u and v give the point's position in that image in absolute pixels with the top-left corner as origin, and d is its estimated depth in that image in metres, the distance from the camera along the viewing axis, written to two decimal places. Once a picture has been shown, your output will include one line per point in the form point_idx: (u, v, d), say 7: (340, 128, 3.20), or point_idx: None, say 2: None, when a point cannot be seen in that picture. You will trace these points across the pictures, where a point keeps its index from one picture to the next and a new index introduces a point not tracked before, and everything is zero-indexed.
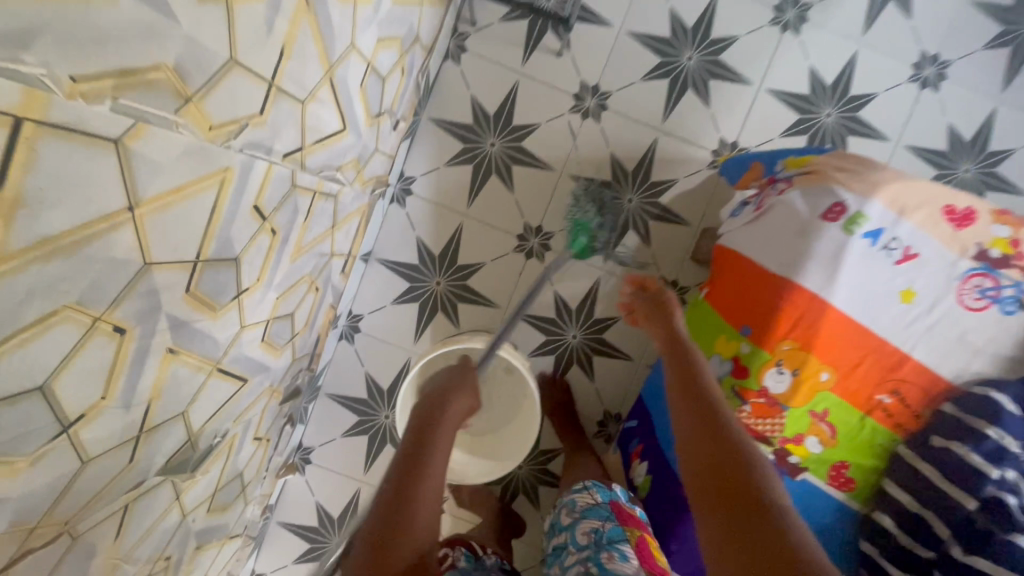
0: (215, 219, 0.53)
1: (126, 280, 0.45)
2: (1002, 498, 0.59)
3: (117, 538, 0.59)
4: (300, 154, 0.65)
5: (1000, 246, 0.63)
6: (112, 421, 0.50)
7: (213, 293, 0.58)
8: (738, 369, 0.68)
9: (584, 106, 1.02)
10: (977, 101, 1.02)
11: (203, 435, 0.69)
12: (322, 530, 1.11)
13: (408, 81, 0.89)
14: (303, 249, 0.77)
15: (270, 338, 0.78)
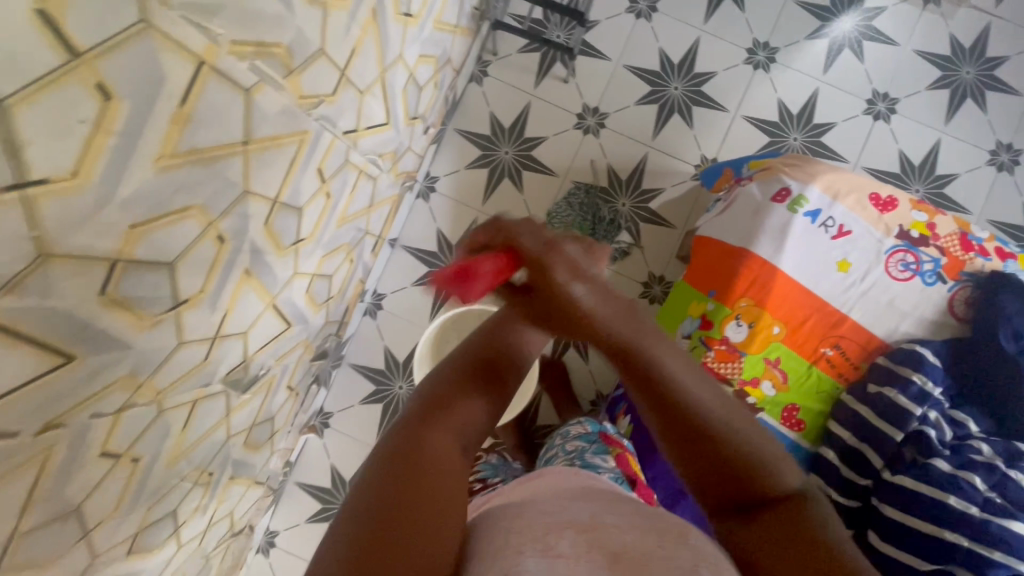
0: (292, 169, 0.69)
1: (233, 198, 0.60)
2: (924, 433, 0.87)
3: (184, 429, 0.71)
4: (355, 135, 0.82)
5: (918, 228, 0.87)
6: (203, 315, 0.63)
7: (281, 232, 0.73)
8: (705, 324, 0.84)
9: (586, 123, 1.20)
10: (924, 133, 1.18)
11: (254, 362, 0.82)
12: (333, 493, 1.20)
13: (439, 93, 1.08)
14: (346, 219, 0.92)
15: (312, 292, 0.92)
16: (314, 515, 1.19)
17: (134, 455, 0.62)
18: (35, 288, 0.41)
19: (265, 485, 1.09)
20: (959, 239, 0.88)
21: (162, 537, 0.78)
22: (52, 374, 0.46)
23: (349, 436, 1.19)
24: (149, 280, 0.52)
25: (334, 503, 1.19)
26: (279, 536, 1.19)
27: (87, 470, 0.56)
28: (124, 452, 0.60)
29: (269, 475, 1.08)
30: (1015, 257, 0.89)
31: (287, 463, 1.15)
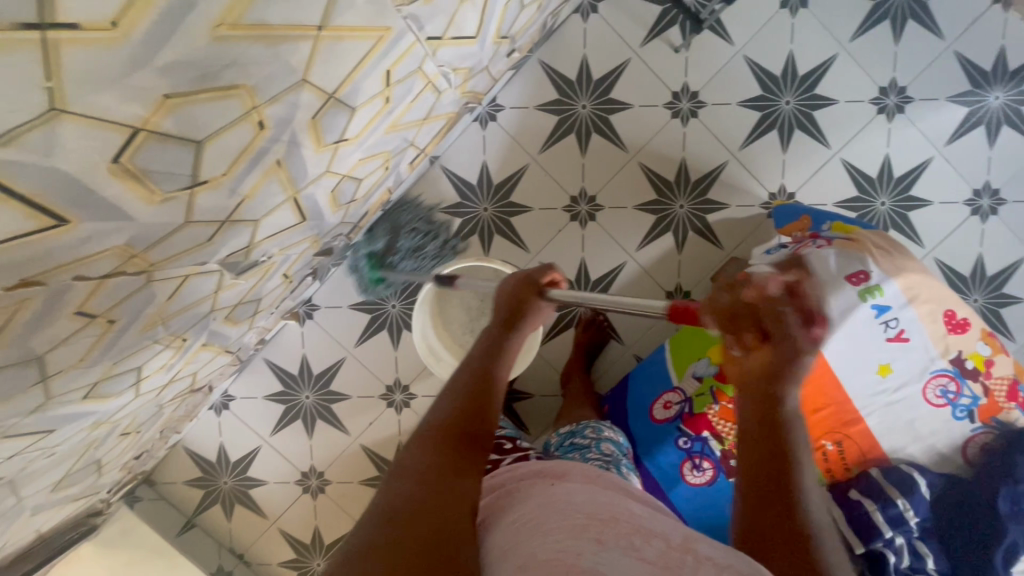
0: (360, 66, 0.60)
1: (287, 85, 0.51)
2: (884, 555, 0.73)
3: (169, 298, 0.66)
4: (437, 43, 0.71)
5: (975, 359, 0.73)
6: (218, 199, 0.57)
7: (326, 128, 0.65)
8: (722, 374, 0.76)
9: (678, 107, 1.08)
10: (1012, 246, 1.09)
11: (257, 248, 0.77)
12: (296, 381, 1.19)
13: (539, 16, 0.95)
14: (397, 127, 0.83)
15: (337, 192, 0.85)
16: (273, 395, 1.20)
17: (111, 317, 0.59)
18: (37, 145, 0.34)
19: (233, 355, 1.07)
20: (1009, 386, 0.74)
21: (122, 387, 0.76)
22: (41, 234, 0.40)
23: (330, 334, 1.17)
24: (172, 155, 0.45)
25: (296, 391, 1.19)
26: (234, 401, 1.20)
27: (59, 325, 0.52)
28: (101, 313, 0.56)
29: (240, 347, 1.07)
30: None
31: (261, 340, 1.13)
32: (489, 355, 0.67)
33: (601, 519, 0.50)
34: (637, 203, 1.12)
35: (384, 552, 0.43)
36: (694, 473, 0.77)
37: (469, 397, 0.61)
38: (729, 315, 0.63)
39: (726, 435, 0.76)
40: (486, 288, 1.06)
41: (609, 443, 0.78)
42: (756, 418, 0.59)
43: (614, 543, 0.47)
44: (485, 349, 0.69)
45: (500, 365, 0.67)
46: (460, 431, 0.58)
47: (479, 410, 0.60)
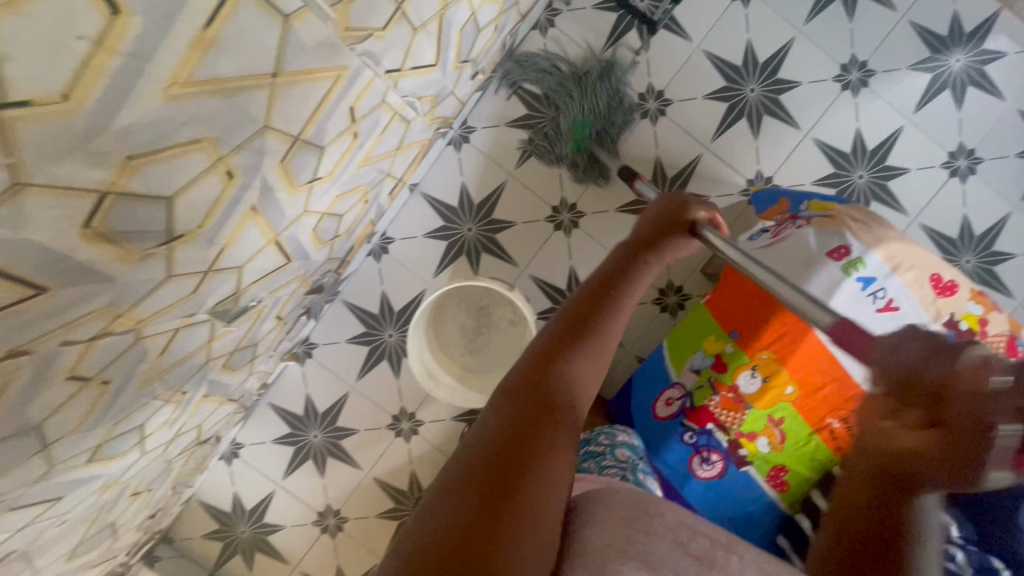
0: (322, 107, 0.62)
1: (250, 133, 0.53)
2: None
3: (162, 353, 0.67)
4: (397, 75, 0.73)
5: (969, 320, 0.72)
6: (198, 250, 0.58)
7: (297, 170, 0.66)
8: (719, 364, 0.76)
9: (646, 107, 1.10)
10: (996, 203, 1.09)
11: (245, 294, 0.78)
12: (304, 421, 1.19)
13: (497, 37, 0.97)
14: (370, 160, 0.85)
15: (319, 230, 0.87)
16: (281, 438, 1.20)
17: (105, 379, 0.60)
18: (6, 219, 0.36)
19: (237, 403, 1.08)
20: (1007, 342, 0.72)
21: (126, 446, 0.77)
22: (19, 305, 0.41)
23: (331, 371, 1.18)
24: (143, 214, 0.47)
25: (303, 430, 1.19)
26: (243, 449, 1.20)
27: (53, 391, 0.53)
28: (94, 375, 0.57)
29: (243, 394, 1.07)
30: None
31: (263, 385, 1.14)
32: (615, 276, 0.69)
33: (649, 511, 0.51)
34: (617, 205, 1.13)
35: (505, 440, 0.48)
36: (703, 467, 0.76)
37: (594, 320, 0.63)
38: (929, 399, 0.47)
39: (729, 425, 0.75)
40: (479, 308, 1.07)
41: (624, 448, 0.76)
42: (870, 489, 0.56)
43: (663, 537, 0.48)
44: (614, 273, 0.70)
45: (627, 287, 0.68)
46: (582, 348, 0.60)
47: (602, 335, 0.62)
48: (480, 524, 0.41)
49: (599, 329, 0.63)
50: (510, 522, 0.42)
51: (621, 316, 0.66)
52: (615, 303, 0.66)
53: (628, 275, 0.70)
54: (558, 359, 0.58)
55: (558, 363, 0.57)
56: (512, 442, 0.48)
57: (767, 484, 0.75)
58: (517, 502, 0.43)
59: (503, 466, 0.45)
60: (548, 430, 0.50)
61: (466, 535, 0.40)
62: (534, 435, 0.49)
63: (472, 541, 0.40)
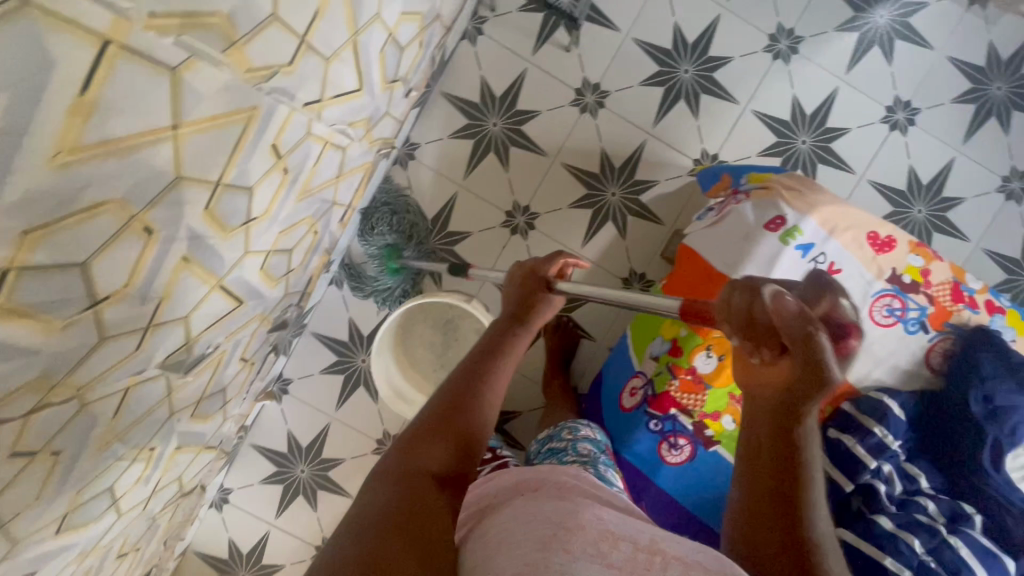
0: (238, 150, 0.61)
1: (162, 187, 0.53)
2: (875, 486, 0.73)
3: (115, 414, 0.67)
4: (318, 106, 0.73)
5: (912, 273, 0.74)
6: (131, 308, 0.58)
7: (226, 214, 0.66)
8: (674, 349, 0.77)
9: (584, 101, 1.10)
10: (939, 150, 1.11)
11: (198, 343, 0.77)
12: (289, 457, 1.19)
13: (424, 52, 0.97)
14: (309, 192, 0.85)
15: (268, 268, 0.86)
16: (269, 477, 1.19)
17: (55, 449, 0.59)
18: None
19: (217, 449, 1.08)
20: (951, 288, 0.75)
21: (98, 511, 0.76)
22: None
23: (309, 404, 1.17)
24: (57, 284, 0.47)
25: (290, 466, 1.19)
26: (232, 493, 1.20)
27: None
28: (41, 448, 0.57)
29: (222, 440, 1.07)
30: (1004, 312, 0.75)
31: (242, 427, 1.13)
32: (492, 347, 0.72)
33: (568, 526, 0.47)
34: (570, 202, 1.13)
35: (376, 534, 0.47)
36: (672, 453, 0.76)
37: (468, 397, 0.65)
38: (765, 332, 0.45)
39: (692, 407, 0.75)
40: (445, 321, 1.07)
41: (585, 443, 0.76)
42: (768, 444, 0.50)
43: (582, 550, 0.44)
44: (486, 347, 0.73)
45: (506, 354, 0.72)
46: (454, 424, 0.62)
47: (473, 407, 0.64)
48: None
49: (471, 400, 0.65)
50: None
51: (494, 389, 0.68)
52: (493, 367, 0.70)
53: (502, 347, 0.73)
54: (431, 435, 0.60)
55: (429, 443, 0.59)
56: (382, 532, 0.47)
57: None
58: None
59: (375, 555, 0.44)
60: (426, 514, 0.50)
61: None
62: (414, 522, 0.48)
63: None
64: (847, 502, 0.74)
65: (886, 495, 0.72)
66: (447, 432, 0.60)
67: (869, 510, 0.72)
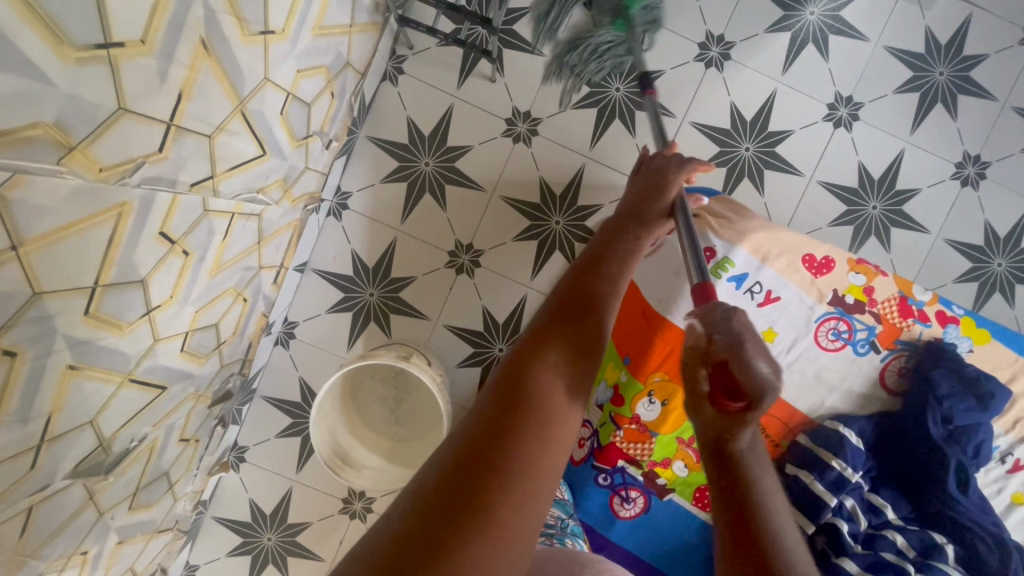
0: (113, 249, 0.57)
1: (14, 309, 0.49)
2: (837, 525, 0.71)
3: (22, 535, 0.63)
4: (212, 182, 0.69)
5: (854, 292, 0.70)
6: (9, 433, 0.54)
7: (117, 312, 0.62)
8: (616, 398, 0.72)
9: (516, 130, 1.07)
10: (887, 142, 1.07)
11: (117, 440, 0.74)
12: (255, 526, 1.15)
13: (339, 102, 0.93)
14: (224, 265, 0.81)
15: (191, 347, 0.82)
16: (235, 549, 1.15)
17: None
18: None
19: (174, 530, 1.03)
20: (898, 304, 0.71)
21: None
22: None
23: (268, 470, 1.13)
24: None
25: (256, 535, 1.14)
26: (199, 570, 1.15)
27: None
28: None
29: (177, 520, 1.03)
30: (958, 322, 0.72)
31: (200, 503, 1.09)
32: (602, 250, 0.65)
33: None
34: (514, 235, 1.09)
35: (478, 431, 0.47)
36: (625, 507, 0.72)
37: (580, 300, 0.59)
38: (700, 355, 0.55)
39: (640, 458, 0.71)
40: (394, 373, 1.03)
41: (550, 508, 0.70)
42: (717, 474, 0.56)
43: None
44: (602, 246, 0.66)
45: (625, 259, 0.65)
46: (567, 327, 0.57)
47: (591, 311, 0.58)
48: (450, 510, 0.41)
49: (585, 307, 0.59)
50: (477, 512, 0.40)
51: (617, 294, 0.61)
52: (613, 274, 0.62)
53: (620, 249, 0.65)
54: (542, 339, 0.55)
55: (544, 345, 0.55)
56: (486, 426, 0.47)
57: (696, 509, 0.71)
58: (485, 487, 0.42)
59: (479, 454, 0.44)
60: (534, 416, 0.48)
61: (427, 532, 0.39)
62: (507, 442, 0.46)
63: (428, 541, 0.38)
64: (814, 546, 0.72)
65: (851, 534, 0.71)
66: (560, 336, 0.56)
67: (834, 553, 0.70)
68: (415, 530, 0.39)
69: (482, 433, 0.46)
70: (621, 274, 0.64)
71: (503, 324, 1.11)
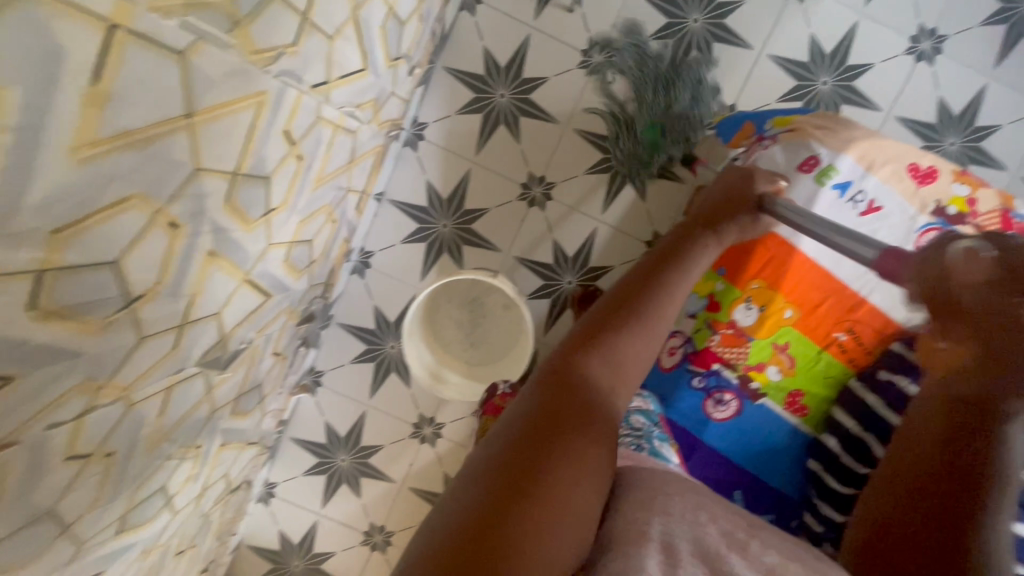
0: (252, 137, 0.60)
1: (182, 179, 0.52)
2: None
3: (160, 414, 0.68)
4: (326, 88, 0.71)
5: (957, 204, 0.70)
6: (164, 305, 0.58)
7: (247, 205, 0.65)
8: (712, 305, 0.75)
9: (592, 62, 1.07)
10: (969, 78, 1.05)
11: (232, 338, 0.78)
12: (329, 447, 1.20)
13: (425, 27, 0.95)
14: (324, 179, 0.84)
15: (292, 260, 0.86)
16: (311, 468, 1.21)
17: (107, 450, 0.60)
18: None
19: (259, 445, 1.09)
20: (1002, 217, 0.70)
21: (153, 510, 0.78)
22: None
23: (343, 394, 1.18)
24: (90, 283, 0.46)
25: (331, 456, 1.20)
26: (277, 487, 1.22)
27: (55, 474, 0.53)
28: (94, 450, 0.58)
29: (263, 435, 1.08)
30: None
31: (280, 422, 1.15)
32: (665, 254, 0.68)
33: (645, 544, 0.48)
34: (585, 168, 1.10)
35: (537, 422, 0.52)
36: (719, 409, 0.75)
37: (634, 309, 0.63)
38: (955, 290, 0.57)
39: (736, 362, 0.74)
40: (470, 300, 1.06)
41: (637, 415, 0.74)
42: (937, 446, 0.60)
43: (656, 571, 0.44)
44: (664, 250, 0.69)
45: (687, 260, 0.68)
46: (609, 346, 0.60)
47: (642, 323, 0.62)
48: (510, 504, 0.46)
49: (642, 322, 0.62)
50: (541, 500, 0.47)
51: (672, 300, 0.65)
52: (674, 271, 0.67)
53: (686, 256, 0.68)
54: (594, 343, 0.60)
55: (597, 352, 0.59)
56: (530, 445, 0.50)
57: (786, 412, 0.75)
58: (538, 474, 0.48)
59: (512, 482, 0.48)
60: (562, 450, 0.50)
61: (479, 524, 0.45)
62: (552, 434, 0.51)
63: (478, 533, 0.44)
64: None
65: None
66: (597, 356, 0.59)
67: None
68: (458, 539, 0.44)
69: (532, 418, 0.53)
70: (681, 275, 0.66)
71: (573, 257, 1.13)
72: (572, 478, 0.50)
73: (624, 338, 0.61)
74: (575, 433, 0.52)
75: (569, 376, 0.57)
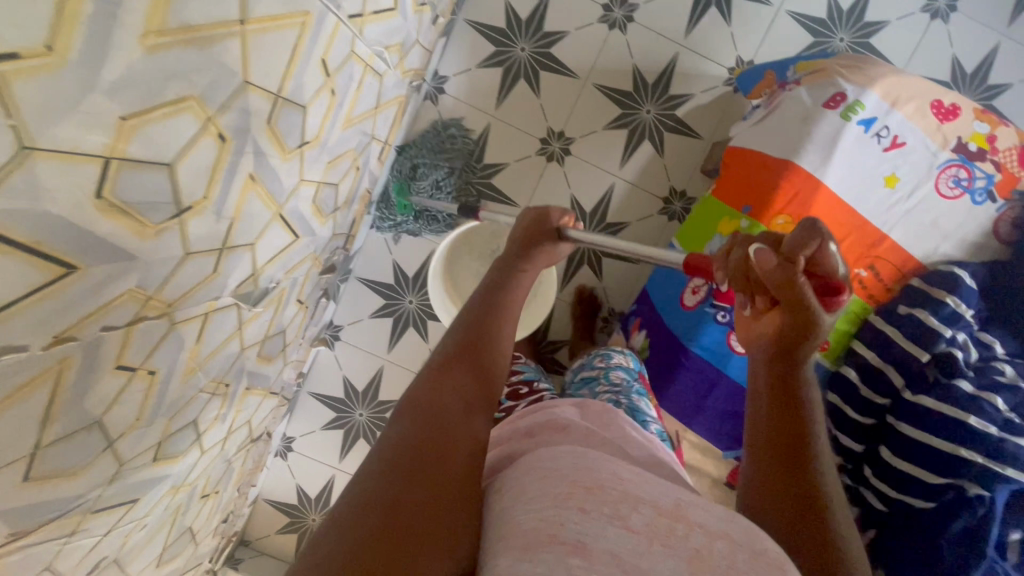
0: (294, 58, 0.60)
1: (231, 90, 0.53)
2: (952, 353, 0.76)
3: (197, 341, 0.68)
4: (360, 21, 0.72)
5: (977, 140, 0.72)
6: (208, 223, 0.59)
7: (284, 132, 0.66)
8: None
9: (612, 17, 1.07)
10: (983, 36, 1.07)
11: (263, 275, 0.78)
12: (347, 402, 1.22)
13: None
14: (352, 121, 0.84)
15: (319, 202, 0.86)
16: (329, 422, 1.22)
17: (150, 368, 0.61)
18: (20, 189, 0.36)
19: (279, 396, 1.10)
20: (1019, 154, 0.73)
21: (185, 444, 0.78)
22: (55, 284, 0.42)
23: (361, 349, 1.19)
24: (149, 181, 0.47)
25: (349, 410, 1.22)
26: (295, 442, 1.24)
27: (105, 383, 0.54)
28: (139, 365, 0.58)
29: (283, 386, 1.09)
30: None
31: (299, 375, 1.16)
32: (499, 289, 0.69)
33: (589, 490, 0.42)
34: (604, 123, 1.11)
35: (405, 454, 0.45)
36: (741, 342, 0.78)
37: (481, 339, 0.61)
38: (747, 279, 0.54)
39: None
40: (490, 252, 1.08)
41: (617, 371, 0.79)
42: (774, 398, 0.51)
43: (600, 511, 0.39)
44: (492, 285, 0.70)
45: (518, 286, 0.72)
46: (461, 361, 0.57)
47: (487, 346, 0.60)
48: (387, 554, 0.37)
49: (484, 336, 0.61)
50: (422, 537, 0.39)
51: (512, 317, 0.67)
52: (511, 294, 0.69)
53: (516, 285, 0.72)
54: (446, 374, 0.55)
55: (449, 379, 0.54)
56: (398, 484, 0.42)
57: None
58: (408, 518, 0.40)
59: (387, 526, 0.39)
60: (433, 473, 0.44)
61: None
62: (424, 459, 0.44)
63: None
64: (923, 371, 0.78)
65: (962, 360, 0.77)
66: (450, 375, 0.55)
67: (947, 376, 0.77)
68: None
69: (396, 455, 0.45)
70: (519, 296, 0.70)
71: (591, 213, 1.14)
72: (451, 499, 0.43)
73: (471, 356, 0.58)
74: (447, 447, 0.47)
75: (422, 401, 0.51)
